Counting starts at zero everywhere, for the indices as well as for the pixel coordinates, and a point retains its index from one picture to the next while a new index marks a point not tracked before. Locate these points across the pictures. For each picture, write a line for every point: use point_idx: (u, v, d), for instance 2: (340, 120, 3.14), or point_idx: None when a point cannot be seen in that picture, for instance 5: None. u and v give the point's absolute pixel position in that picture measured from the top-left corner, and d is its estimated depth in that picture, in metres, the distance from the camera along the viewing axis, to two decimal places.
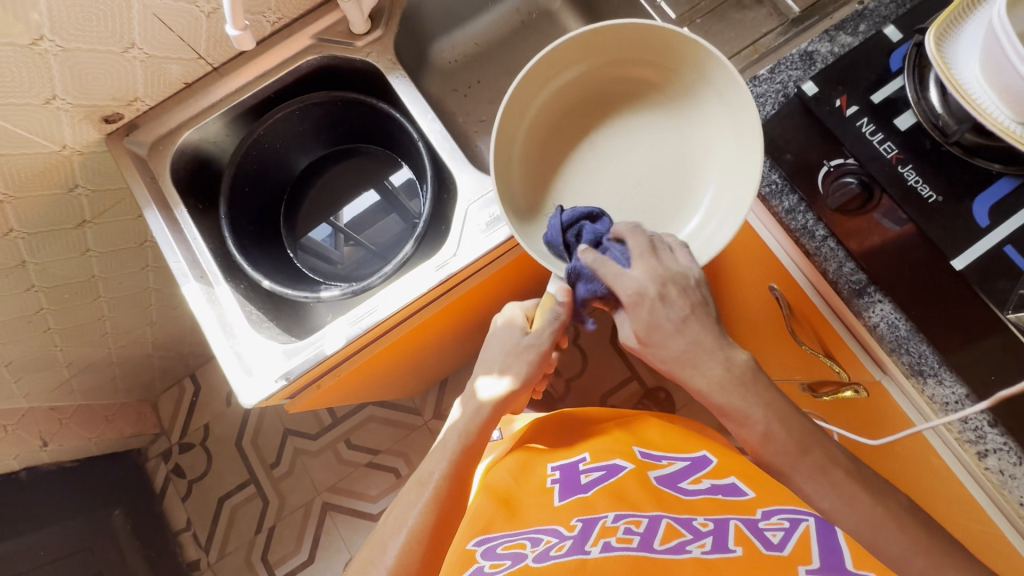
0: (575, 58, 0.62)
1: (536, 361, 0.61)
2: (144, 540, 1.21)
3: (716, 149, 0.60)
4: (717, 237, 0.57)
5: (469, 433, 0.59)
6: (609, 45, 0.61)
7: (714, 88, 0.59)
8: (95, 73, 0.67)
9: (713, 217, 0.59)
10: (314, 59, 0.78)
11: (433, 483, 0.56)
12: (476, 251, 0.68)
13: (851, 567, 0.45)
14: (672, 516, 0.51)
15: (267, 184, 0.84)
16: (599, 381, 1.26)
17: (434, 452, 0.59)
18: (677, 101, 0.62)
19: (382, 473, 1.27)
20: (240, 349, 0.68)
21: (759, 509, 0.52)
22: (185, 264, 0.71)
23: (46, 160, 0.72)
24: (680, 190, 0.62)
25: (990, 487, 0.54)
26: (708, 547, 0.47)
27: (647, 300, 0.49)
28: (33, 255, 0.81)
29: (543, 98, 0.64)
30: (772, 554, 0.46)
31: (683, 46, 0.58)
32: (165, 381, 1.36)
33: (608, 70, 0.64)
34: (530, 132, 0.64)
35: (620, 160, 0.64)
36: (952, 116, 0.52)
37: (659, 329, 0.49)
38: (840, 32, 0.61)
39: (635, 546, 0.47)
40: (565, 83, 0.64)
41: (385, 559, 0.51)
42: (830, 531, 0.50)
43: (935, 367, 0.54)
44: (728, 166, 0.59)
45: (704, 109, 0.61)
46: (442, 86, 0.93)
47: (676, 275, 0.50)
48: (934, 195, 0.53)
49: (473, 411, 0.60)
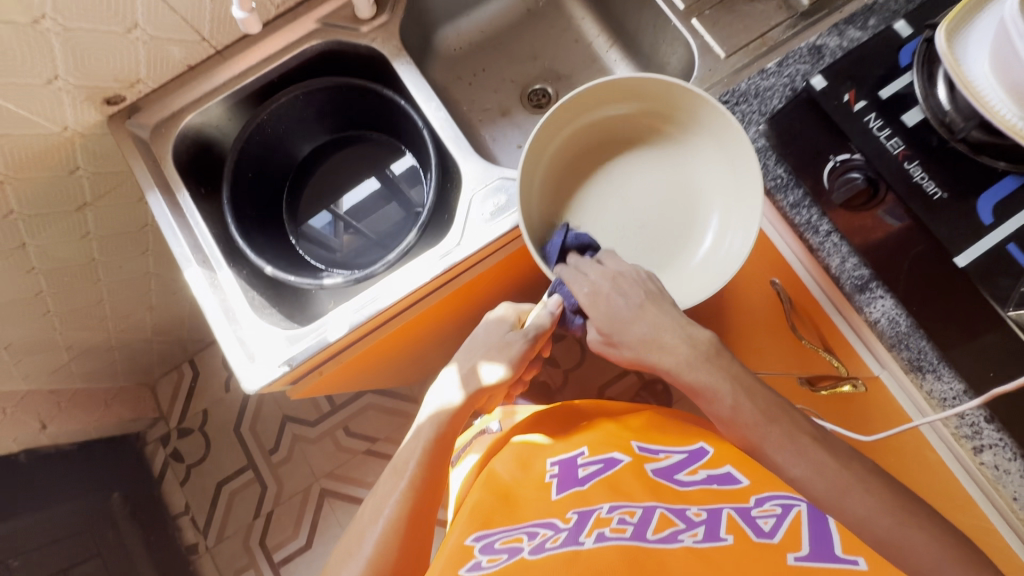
0: (593, 106, 0.65)
1: (513, 360, 0.61)
2: (143, 523, 1.22)
3: (721, 192, 0.63)
4: (724, 267, 0.60)
5: (444, 421, 0.61)
6: (636, 93, 0.64)
7: (722, 138, 0.61)
8: (97, 54, 0.66)
9: (713, 259, 0.62)
10: (319, 44, 0.77)
11: (409, 472, 0.57)
12: (479, 241, 0.68)
13: (840, 552, 0.46)
14: (666, 506, 0.52)
15: (268, 171, 0.84)
16: (596, 373, 1.27)
17: (408, 441, 0.61)
18: (689, 146, 0.65)
19: (380, 461, 1.28)
20: (243, 335, 0.68)
21: (751, 496, 0.53)
22: (188, 249, 0.71)
23: (47, 141, 0.71)
24: (684, 230, 0.65)
25: (984, 482, 0.55)
26: (701, 536, 0.47)
27: (602, 292, 0.55)
28: (33, 236, 0.81)
29: (570, 133, 0.66)
30: (763, 541, 0.46)
31: (694, 101, 0.61)
32: (164, 366, 1.36)
33: (612, 119, 0.67)
34: (552, 162, 0.67)
35: (630, 202, 0.67)
36: (959, 112, 0.52)
37: (618, 317, 0.54)
38: (849, 26, 0.63)
39: (627, 535, 0.48)
40: (575, 133, 0.67)
41: (363, 553, 0.53)
42: (821, 519, 0.51)
43: (934, 363, 0.55)
44: (732, 203, 0.62)
45: (713, 155, 0.63)
46: (447, 73, 0.93)
47: (625, 272, 0.56)
48: (939, 192, 0.53)
49: (449, 397, 0.62)
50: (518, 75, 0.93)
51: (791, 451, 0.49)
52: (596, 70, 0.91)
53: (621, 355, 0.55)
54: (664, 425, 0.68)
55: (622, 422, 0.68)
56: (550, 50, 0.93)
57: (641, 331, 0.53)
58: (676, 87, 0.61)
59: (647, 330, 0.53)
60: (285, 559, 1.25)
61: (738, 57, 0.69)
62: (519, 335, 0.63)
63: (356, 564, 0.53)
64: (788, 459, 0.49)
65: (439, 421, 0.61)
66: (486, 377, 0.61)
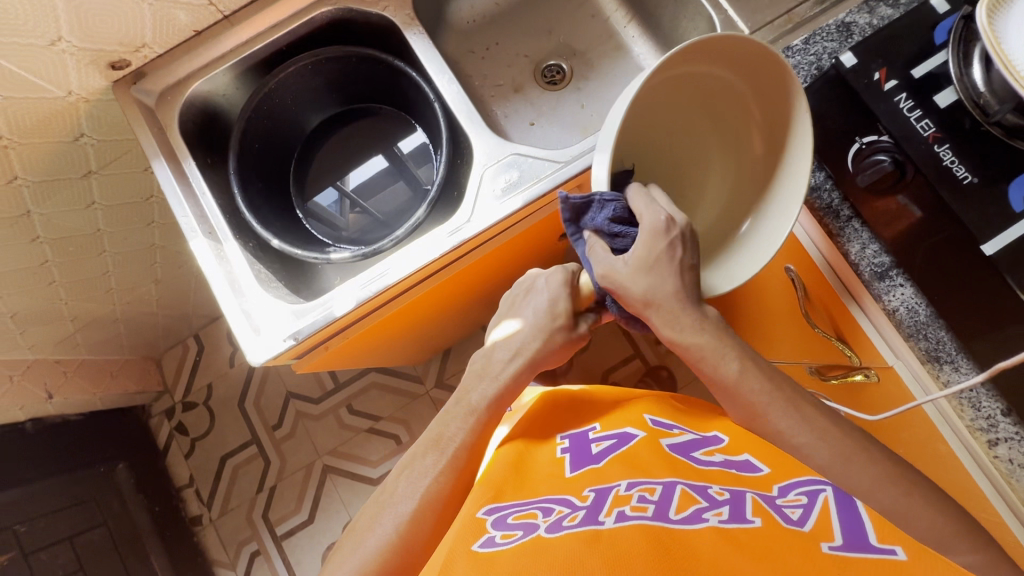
0: (670, 66, 0.56)
1: (561, 347, 0.60)
2: (148, 494, 1.23)
3: (766, 185, 0.62)
4: (765, 245, 0.60)
5: (499, 399, 0.59)
6: (746, 63, 0.58)
7: (790, 136, 0.58)
8: (102, 16, 0.64)
9: (739, 248, 0.63)
10: (329, 11, 0.76)
11: (451, 451, 0.57)
12: (489, 218, 0.66)
13: (876, 543, 0.39)
14: (687, 484, 0.49)
15: (277, 143, 0.82)
16: (601, 357, 1.26)
17: (455, 416, 0.59)
18: (762, 132, 0.62)
19: (382, 439, 1.29)
20: (249, 308, 0.67)
21: (775, 486, 0.49)
22: (194, 219, 0.70)
23: (52, 106, 0.70)
24: (722, 213, 0.66)
25: (996, 476, 0.53)
26: (725, 517, 0.43)
27: (668, 235, 0.53)
28: (38, 205, 0.80)
29: (665, 75, 0.57)
30: (793, 528, 0.41)
31: (785, 96, 0.57)
32: (169, 340, 1.36)
33: (679, 78, 0.59)
34: (638, 101, 0.57)
35: (682, 174, 0.65)
36: (995, 95, 0.50)
37: (664, 262, 0.53)
38: (880, 3, 0.59)
39: (650, 514, 0.44)
40: (646, 95, 0.57)
41: (398, 506, 0.54)
42: (850, 507, 0.45)
43: (952, 353, 0.53)
44: (774, 179, 0.61)
45: (777, 148, 0.60)
46: (459, 47, 0.90)
47: (691, 230, 0.55)
48: (969, 176, 0.51)
49: (512, 373, 0.59)
50: (531, 51, 0.90)
51: (809, 443, 0.51)
52: (613, 46, 0.89)
53: (631, 291, 0.53)
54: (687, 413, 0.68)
55: (641, 403, 0.68)
56: (565, 25, 0.90)
57: (669, 280, 0.53)
58: (780, 76, 0.56)
59: (671, 286, 0.53)
60: (287, 533, 1.27)
61: (762, 33, 0.67)
62: (580, 325, 0.61)
63: (382, 529, 0.53)
64: (792, 426, 0.52)
65: (490, 397, 0.59)
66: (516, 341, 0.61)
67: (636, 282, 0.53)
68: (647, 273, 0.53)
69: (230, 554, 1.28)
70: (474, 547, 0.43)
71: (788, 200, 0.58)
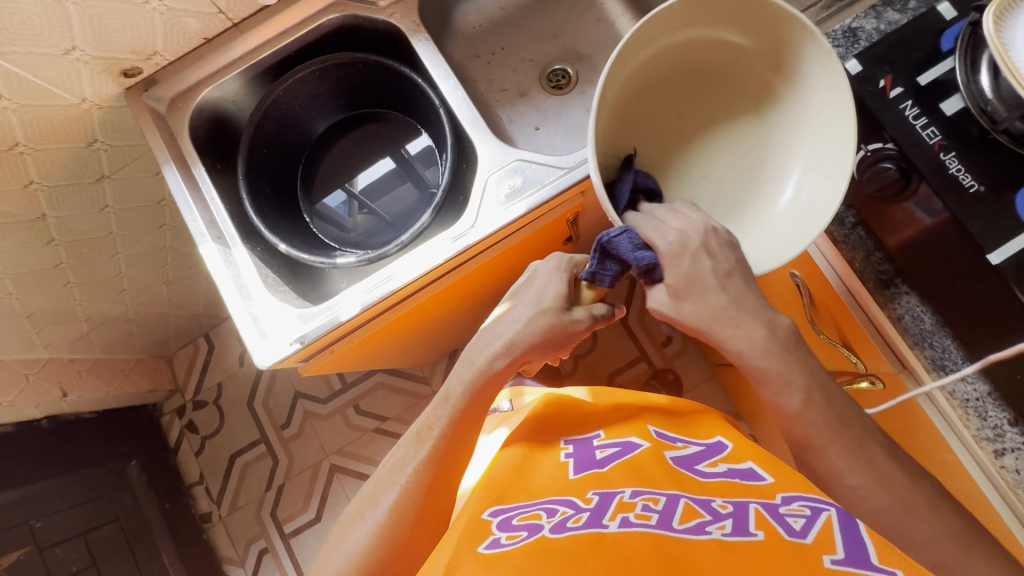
0: (663, 32, 0.58)
1: (547, 331, 0.57)
2: (159, 491, 1.25)
3: (804, 146, 0.59)
4: (811, 211, 0.55)
5: (478, 392, 0.58)
6: (755, 19, 0.57)
7: (817, 89, 0.56)
8: (114, 25, 0.65)
9: (779, 222, 0.58)
10: (337, 18, 0.77)
11: (433, 440, 0.57)
12: (494, 224, 0.67)
13: (877, 562, 0.37)
14: (691, 497, 0.48)
15: (285, 149, 0.83)
16: (607, 360, 1.26)
17: (435, 405, 0.60)
18: (782, 94, 0.60)
19: (389, 439, 1.30)
20: (256, 311, 0.68)
21: (778, 495, 0.47)
22: (203, 224, 0.71)
23: (67, 113, 0.71)
24: (753, 180, 0.61)
25: (1004, 487, 0.52)
26: (728, 530, 0.42)
27: (688, 249, 0.50)
28: (53, 209, 0.82)
29: (665, 45, 0.60)
30: (794, 541, 0.40)
31: (797, 37, 0.55)
32: (179, 340, 1.38)
33: (681, 50, 0.61)
34: (640, 71, 0.60)
35: (705, 151, 0.63)
36: (1003, 102, 0.49)
37: (698, 281, 0.50)
38: (887, 8, 0.57)
39: (653, 523, 0.44)
40: (643, 63, 0.60)
41: (376, 515, 0.54)
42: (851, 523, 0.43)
43: (959, 363, 0.53)
44: (814, 144, 0.58)
45: (800, 107, 0.59)
46: (465, 52, 0.91)
47: (713, 232, 0.51)
48: (976, 185, 0.51)
49: (488, 360, 0.58)
50: (537, 55, 0.90)
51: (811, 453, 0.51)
52: None
53: (681, 321, 0.51)
54: (696, 419, 0.67)
55: (646, 413, 0.68)
56: (572, 29, 0.90)
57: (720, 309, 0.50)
58: (790, 23, 0.55)
59: (717, 306, 0.49)
60: (294, 532, 1.28)
61: None
62: (577, 312, 0.58)
63: (369, 525, 0.54)
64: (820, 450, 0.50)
65: (467, 384, 0.58)
66: (497, 325, 0.60)
67: (677, 310, 0.51)
68: (683, 299, 0.50)
69: (239, 551, 1.29)
70: (481, 550, 0.43)
71: (841, 147, 0.54)
